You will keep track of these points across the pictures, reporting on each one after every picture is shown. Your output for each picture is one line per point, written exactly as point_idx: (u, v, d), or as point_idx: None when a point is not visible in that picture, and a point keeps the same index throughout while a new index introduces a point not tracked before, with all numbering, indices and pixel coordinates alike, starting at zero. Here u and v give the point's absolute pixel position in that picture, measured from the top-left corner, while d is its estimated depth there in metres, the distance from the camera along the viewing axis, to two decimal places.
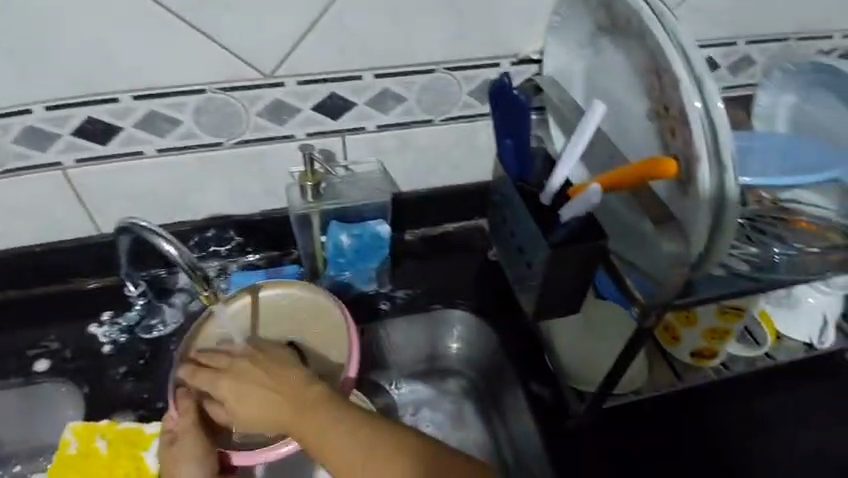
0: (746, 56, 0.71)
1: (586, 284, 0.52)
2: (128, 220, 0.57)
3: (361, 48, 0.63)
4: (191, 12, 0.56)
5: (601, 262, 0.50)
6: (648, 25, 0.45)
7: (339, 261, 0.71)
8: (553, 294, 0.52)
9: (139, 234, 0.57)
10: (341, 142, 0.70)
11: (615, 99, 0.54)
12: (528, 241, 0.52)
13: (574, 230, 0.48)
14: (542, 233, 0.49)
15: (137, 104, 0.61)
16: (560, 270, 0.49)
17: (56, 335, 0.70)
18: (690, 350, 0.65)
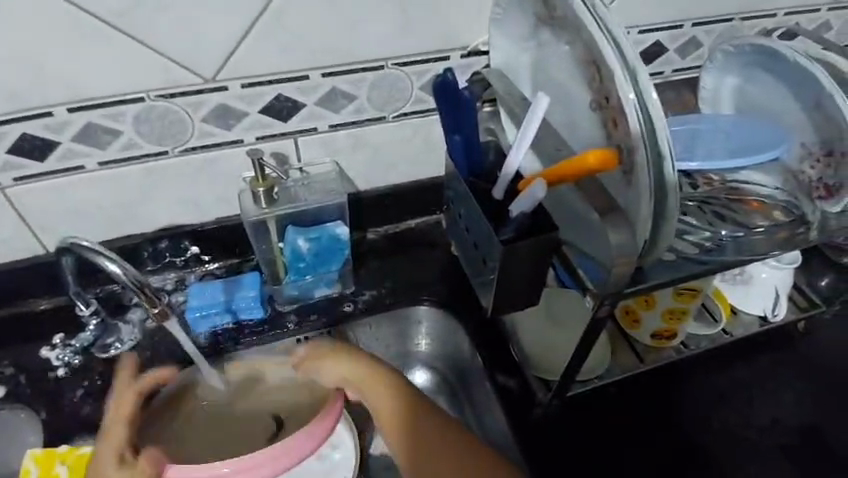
0: (694, 39, 0.72)
1: (541, 278, 0.52)
2: (69, 241, 0.55)
3: (306, 46, 0.61)
4: (123, 18, 0.54)
5: (553, 255, 0.50)
6: (582, 18, 0.45)
7: (300, 266, 0.70)
8: (510, 288, 0.52)
9: (80, 254, 0.55)
10: (293, 144, 0.68)
11: (561, 91, 0.54)
12: (483, 239, 0.51)
13: (523, 226, 0.47)
14: (494, 229, 0.49)
15: (74, 116, 0.58)
16: (514, 265, 0.49)
17: (8, 361, 0.68)
18: (650, 333, 0.67)
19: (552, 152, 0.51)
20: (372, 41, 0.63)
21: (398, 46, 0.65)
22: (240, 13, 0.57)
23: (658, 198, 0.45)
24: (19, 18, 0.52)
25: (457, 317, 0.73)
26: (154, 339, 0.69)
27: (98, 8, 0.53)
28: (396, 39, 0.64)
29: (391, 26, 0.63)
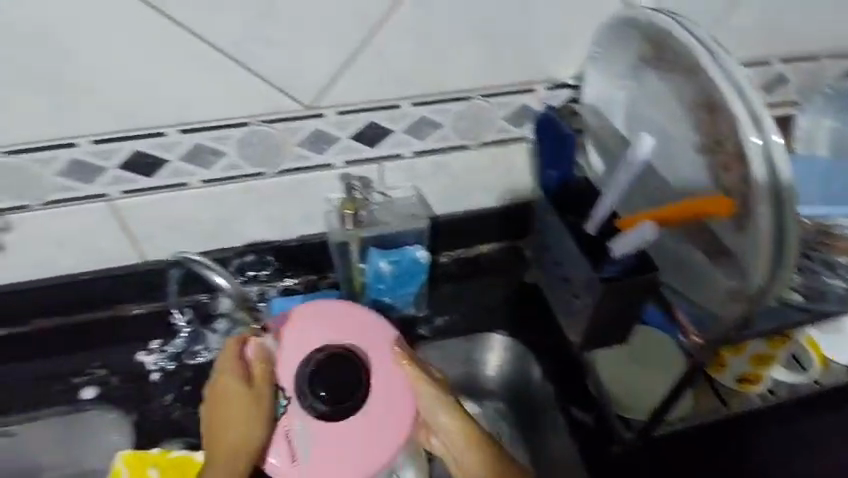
0: (780, 76, 0.72)
1: (634, 316, 0.54)
2: (181, 256, 0.61)
3: (401, 77, 0.63)
4: (237, 48, 0.56)
5: (651, 295, 0.52)
6: (704, 63, 0.49)
7: (380, 287, 0.71)
8: (602, 327, 0.54)
9: (190, 265, 0.61)
10: (378, 169, 0.71)
11: (666, 133, 0.59)
12: (579, 274, 0.52)
13: (629, 265, 0.49)
14: (592, 267, 0.50)
15: (184, 137, 0.61)
16: (611, 304, 0.51)
17: (101, 362, 0.71)
18: (736, 377, 0.66)
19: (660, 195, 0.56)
20: (464, 73, 0.64)
21: (489, 77, 0.65)
22: (343, 46, 0.59)
23: (776, 246, 0.49)
24: (142, 45, 0.54)
25: (527, 344, 0.75)
26: None
27: (215, 38, 0.55)
28: (487, 71, 0.65)
29: (484, 58, 0.64)
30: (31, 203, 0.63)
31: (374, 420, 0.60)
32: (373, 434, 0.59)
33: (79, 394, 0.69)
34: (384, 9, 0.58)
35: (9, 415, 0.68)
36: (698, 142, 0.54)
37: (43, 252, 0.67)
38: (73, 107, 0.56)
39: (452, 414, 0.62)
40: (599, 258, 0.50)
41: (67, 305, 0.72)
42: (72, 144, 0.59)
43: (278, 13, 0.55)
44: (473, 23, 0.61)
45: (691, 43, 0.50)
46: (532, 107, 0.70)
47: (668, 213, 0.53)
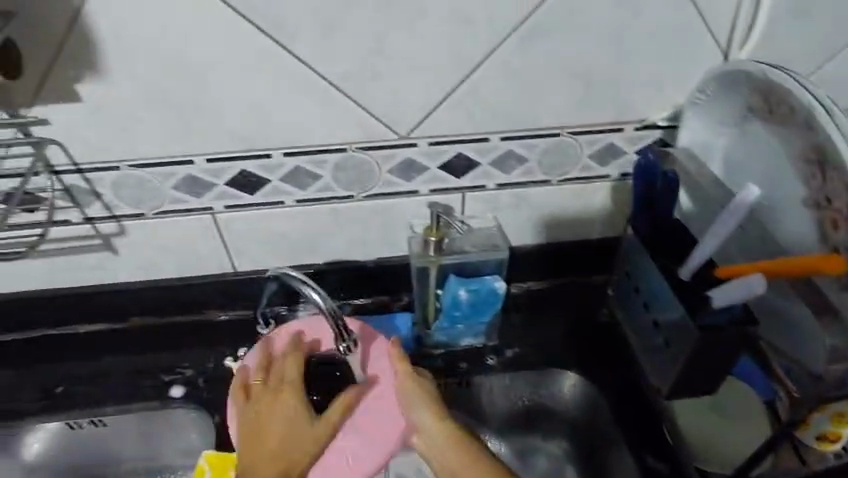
0: None
1: (725, 364, 0.58)
2: (281, 271, 0.66)
3: (494, 113, 0.65)
4: (345, 80, 0.60)
5: (746, 347, 0.56)
6: (824, 123, 0.53)
7: (455, 314, 0.73)
8: (690, 369, 0.58)
9: (288, 283, 0.65)
10: (461, 199, 0.72)
11: (771, 188, 0.62)
12: (675, 320, 0.58)
13: (734, 314, 0.54)
14: (689, 313, 0.55)
15: (286, 160, 0.66)
16: (703, 351, 0.56)
17: (189, 363, 0.76)
18: (815, 434, 0.61)
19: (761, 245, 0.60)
20: (554, 111, 0.66)
21: (578, 117, 0.67)
22: (442, 82, 0.62)
23: None
24: (260, 76, 0.59)
25: (596, 382, 0.74)
26: None
27: (326, 70, 0.59)
28: (578, 110, 0.66)
29: (575, 98, 0.65)
30: (145, 213, 0.68)
31: (369, 413, 0.62)
32: (374, 434, 0.61)
33: (168, 392, 0.74)
34: (486, 48, 0.60)
35: (107, 406, 0.73)
36: (806, 198, 0.58)
37: (150, 257, 0.73)
38: (192, 127, 0.61)
39: (436, 418, 0.59)
40: (696, 306, 0.56)
41: (162, 306, 0.78)
42: (189, 162, 0.64)
43: (386, 50, 0.59)
44: (569, 64, 0.62)
45: (809, 102, 0.54)
46: (619, 146, 0.70)
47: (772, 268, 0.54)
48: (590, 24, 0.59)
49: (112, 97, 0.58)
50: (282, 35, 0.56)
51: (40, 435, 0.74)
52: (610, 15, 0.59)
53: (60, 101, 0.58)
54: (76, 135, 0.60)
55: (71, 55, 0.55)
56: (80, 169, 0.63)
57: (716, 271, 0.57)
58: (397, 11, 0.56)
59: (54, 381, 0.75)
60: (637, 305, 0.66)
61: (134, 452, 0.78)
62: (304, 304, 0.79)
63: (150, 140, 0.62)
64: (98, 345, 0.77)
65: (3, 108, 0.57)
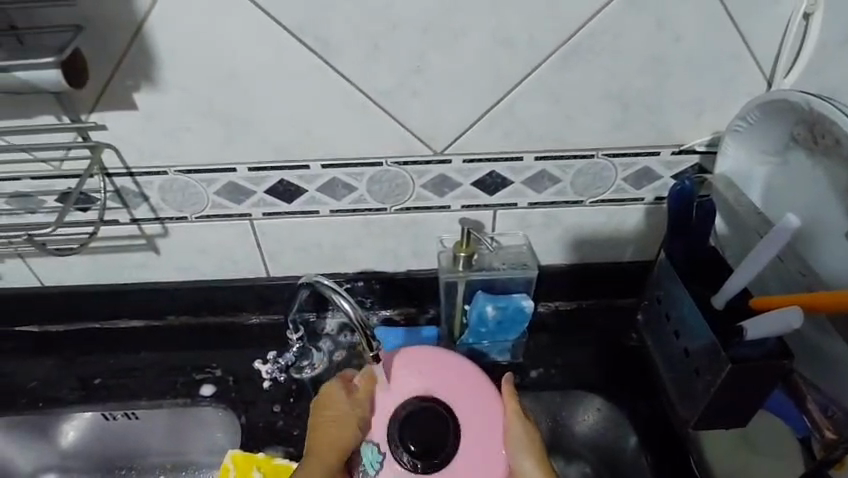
0: None
1: (758, 394, 0.56)
2: (312, 278, 0.65)
3: (529, 133, 0.65)
4: (385, 97, 0.62)
5: (780, 378, 0.54)
6: None
7: (481, 330, 0.74)
8: (721, 399, 0.57)
9: (318, 290, 0.64)
10: (492, 216, 0.73)
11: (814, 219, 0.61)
12: (707, 350, 0.57)
13: (771, 351, 0.53)
14: (720, 344, 0.54)
15: (324, 172, 0.68)
16: (735, 382, 0.55)
17: (219, 363, 0.78)
18: None
19: (797, 276, 0.57)
20: (589, 133, 0.66)
21: (614, 139, 0.67)
22: (479, 101, 0.63)
23: None
24: (303, 89, 0.61)
25: (622, 405, 0.72)
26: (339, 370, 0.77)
27: (368, 87, 0.61)
28: (614, 133, 0.66)
29: (612, 120, 0.65)
30: (188, 216, 0.71)
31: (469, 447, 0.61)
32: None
33: (198, 390, 0.76)
34: (525, 70, 0.61)
35: (140, 400, 0.75)
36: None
37: (188, 258, 0.76)
38: (237, 136, 0.64)
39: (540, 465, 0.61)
40: (729, 336, 0.54)
41: (197, 306, 0.81)
42: (232, 169, 0.67)
43: (427, 69, 0.60)
44: (607, 87, 0.62)
45: None
46: (654, 170, 0.70)
47: (809, 300, 0.52)
48: (630, 49, 0.60)
49: (165, 105, 0.61)
50: (327, 51, 0.59)
51: (77, 424, 0.77)
52: (651, 41, 0.59)
53: (117, 107, 0.61)
54: (129, 140, 0.64)
55: (130, 65, 0.58)
56: (131, 172, 0.67)
57: (751, 301, 0.56)
58: (439, 32, 0.58)
59: (92, 373, 0.78)
60: (667, 332, 0.66)
61: (163, 447, 0.81)
62: (332, 312, 0.81)
63: (198, 148, 0.65)
64: (136, 340, 0.81)
65: (66, 113, 0.61)
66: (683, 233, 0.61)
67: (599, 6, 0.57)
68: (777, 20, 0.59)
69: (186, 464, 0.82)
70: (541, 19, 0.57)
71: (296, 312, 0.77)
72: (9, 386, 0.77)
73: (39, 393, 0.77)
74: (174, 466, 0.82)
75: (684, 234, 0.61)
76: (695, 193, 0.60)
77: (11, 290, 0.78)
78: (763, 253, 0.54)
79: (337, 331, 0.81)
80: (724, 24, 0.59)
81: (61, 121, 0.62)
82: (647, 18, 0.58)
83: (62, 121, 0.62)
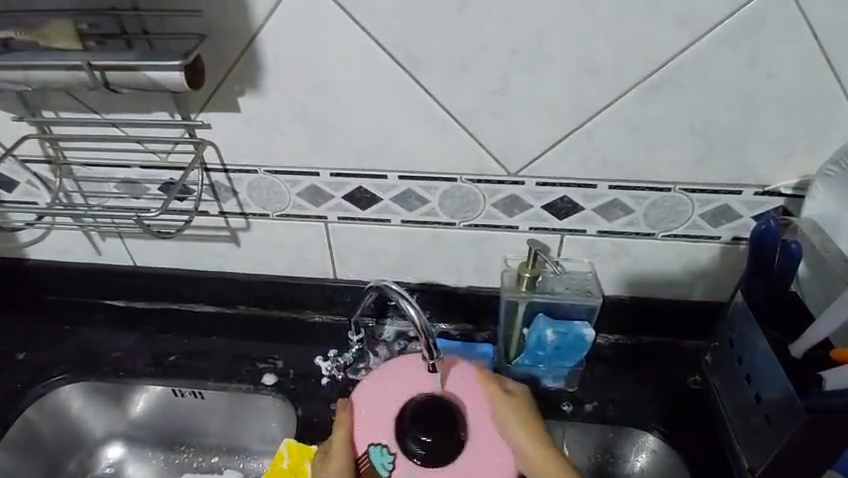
0: None
1: (834, 451, 0.54)
2: (381, 283, 0.68)
3: (606, 162, 0.66)
4: (466, 117, 0.64)
5: None
6: None
7: (538, 353, 0.73)
8: (793, 452, 0.54)
9: (387, 294, 0.67)
10: (559, 240, 0.73)
11: None
12: (778, 398, 0.54)
13: None
14: (796, 393, 0.52)
15: (400, 183, 0.71)
16: (812, 436, 0.52)
17: (281, 356, 0.82)
18: None
19: None
20: (668, 166, 0.65)
21: (693, 175, 0.66)
22: (558, 127, 0.64)
23: None
24: (389, 103, 0.64)
25: (679, 451, 0.69)
26: None
27: (451, 105, 0.64)
28: (693, 168, 0.65)
29: (693, 155, 0.64)
30: (270, 214, 0.76)
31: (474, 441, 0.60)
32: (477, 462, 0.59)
33: (260, 379, 0.80)
34: (608, 99, 0.61)
35: (208, 381, 0.80)
36: None
37: (266, 253, 0.81)
38: (323, 141, 0.68)
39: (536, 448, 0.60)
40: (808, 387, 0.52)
41: (267, 299, 0.86)
42: (315, 174, 0.71)
43: (510, 91, 0.62)
44: (691, 121, 0.62)
45: None
46: (734, 209, 0.68)
47: None
48: (717, 86, 0.59)
49: (262, 109, 0.66)
50: (417, 70, 0.62)
51: (149, 397, 0.83)
52: (742, 79, 0.59)
53: (222, 109, 0.67)
54: (228, 139, 0.70)
55: (238, 73, 0.64)
56: (226, 169, 0.73)
57: (831, 352, 0.55)
58: (527, 58, 0.60)
59: (167, 351, 0.84)
60: (738, 377, 0.63)
61: (221, 429, 0.85)
62: (391, 319, 0.84)
63: (287, 150, 0.70)
64: (209, 325, 0.87)
65: (178, 110, 0.68)
66: (760, 276, 0.59)
67: (691, 41, 0.57)
68: None
69: (239, 449, 0.86)
70: (629, 51, 0.58)
71: (359, 314, 0.80)
72: (96, 353, 0.84)
73: (121, 363, 0.83)
74: (228, 449, 0.86)
75: (760, 277, 0.59)
76: (781, 235, 0.57)
77: (108, 266, 0.86)
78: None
79: (395, 338, 0.83)
80: (822, 67, 0.57)
81: (173, 117, 0.69)
82: (740, 56, 0.57)
83: (174, 117, 0.68)
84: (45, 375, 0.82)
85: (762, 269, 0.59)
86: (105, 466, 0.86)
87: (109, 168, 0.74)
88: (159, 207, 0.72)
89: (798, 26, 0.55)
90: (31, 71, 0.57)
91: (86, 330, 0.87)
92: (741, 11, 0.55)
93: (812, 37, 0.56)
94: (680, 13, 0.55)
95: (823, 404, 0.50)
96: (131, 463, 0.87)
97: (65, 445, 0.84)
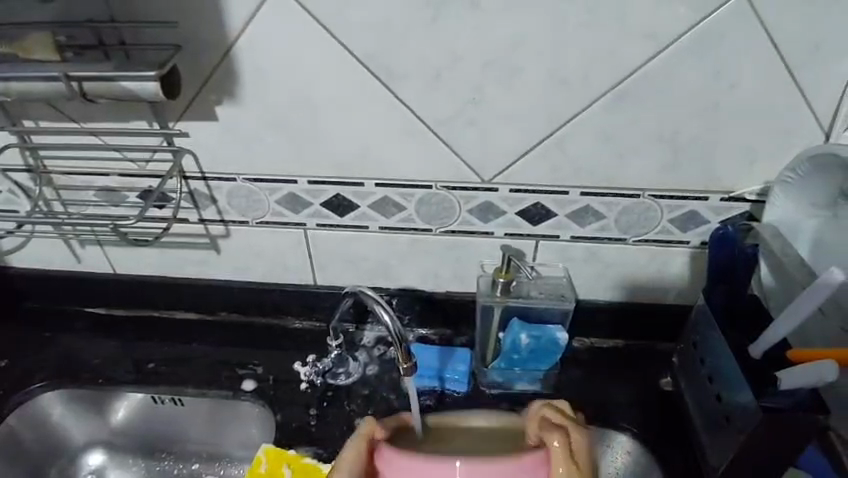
0: None
1: (796, 449, 0.55)
2: (358, 288, 0.69)
3: (577, 169, 0.68)
4: (441, 126, 0.66)
5: (816, 434, 0.54)
6: None
7: (513, 356, 0.74)
8: (756, 450, 0.56)
9: (363, 301, 0.68)
10: (534, 245, 0.75)
11: None
12: (738, 399, 0.56)
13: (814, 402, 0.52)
14: (754, 394, 0.54)
15: (377, 190, 0.72)
16: (773, 434, 0.54)
17: (261, 362, 0.83)
18: None
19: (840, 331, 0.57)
20: (637, 173, 0.67)
21: (661, 181, 0.68)
22: (529, 136, 0.66)
23: None
24: (365, 112, 0.66)
25: (652, 452, 0.70)
26: (373, 382, 0.80)
27: (425, 114, 0.65)
28: (660, 175, 0.67)
29: (661, 162, 0.66)
30: (249, 221, 0.77)
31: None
32: None
33: (241, 384, 0.81)
34: (577, 108, 0.63)
35: (188, 387, 0.81)
36: None
37: (246, 260, 0.82)
38: (300, 150, 0.70)
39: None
40: (761, 386, 0.54)
41: (247, 306, 0.86)
42: (293, 181, 0.72)
43: (483, 101, 0.64)
44: (658, 129, 0.64)
45: None
46: (702, 214, 0.70)
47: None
48: (682, 96, 0.61)
49: (240, 118, 0.68)
50: (392, 81, 0.63)
51: (129, 404, 0.84)
52: (705, 89, 0.61)
53: (200, 118, 0.68)
54: (206, 148, 0.71)
55: (216, 84, 0.65)
56: (205, 177, 0.73)
57: (787, 352, 0.56)
58: (497, 69, 0.61)
59: (147, 358, 0.84)
60: (702, 380, 0.65)
61: (202, 436, 0.85)
62: (371, 325, 0.85)
63: (266, 159, 0.71)
64: (191, 332, 0.87)
65: (156, 120, 0.69)
66: (723, 279, 0.62)
67: (655, 52, 0.59)
68: (838, 75, 0.59)
69: (220, 455, 0.86)
70: (596, 63, 0.60)
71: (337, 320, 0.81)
72: (76, 361, 0.84)
73: (100, 371, 0.83)
74: (209, 456, 0.86)
75: (723, 279, 0.62)
76: (739, 241, 0.61)
77: (89, 273, 0.87)
78: (803, 307, 0.52)
79: (374, 343, 0.84)
80: (780, 77, 0.60)
81: (151, 126, 0.69)
82: (702, 68, 0.60)
83: (153, 126, 0.69)
84: (24, 382, 0.82)
85: (724, 272, 0.62)
86: (85, 474, 0.86)
87: (88, 176, 0.75)
88: (137, 214, 0.73)
89: (755, 39, 0.58)
90: (8, 81, 0.58)
91: (66, 338, 0.87)
92: (701, 24, 0.57)
93: (771, 49, 0.58)
94: (644, 25, 0.57)
95: (773, 403, 0.53)
96: (112, 470, 0.87)
97: (44, 452, 0.84)
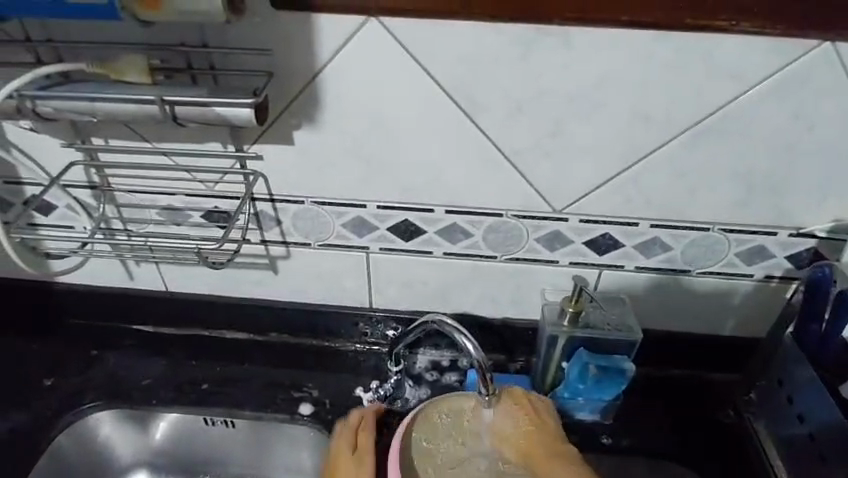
0: None
1: None
2: (433, 318, 0.69)
3: (649, 202, 0.68)
4: (518, 156, 0.66)
5: None
6: None
7: (578, 386, 0.74)
8: None
9: (437, 326, 0.69)
10: (597, 275, 0.75)
11: None
12: (828, 438, 0.61)
13: None
14: None
15: (446, 216, 0.72)
16: None
17: (315, 384, 0.82)
18: None
19: None
20: (709, 207, 0.68)
21: (732, 216, 0.68)
22: (606, 169, 0.66)
23: None
24: (443, 141, 0.66)
25: None
26: None
27: (504, 145, 0.66)
28: (732, 210, 0.68)
29: (733, 198, 0.67)
30: (311, 243, 0.77)
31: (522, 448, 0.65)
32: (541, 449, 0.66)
33: (297, 408, 0.80)
34: (656, 144, 0.64)
35: (243, 410, 0.80)
36: None
37: (303, 282, 0.82)
38: (374, 176, 0.70)
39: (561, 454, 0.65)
40: None
41: (300, 327, 0.86)
42: (362, 205, 0.72)
43: (563, 133, 0.64)
44: (734, 167, 0.65)
45: None
46: (768, 249, 0.70)
47: None
48: (761, 134, 0.62)
49: (318, 143, 0.68)
50: (474, 110, 0.63)
51: (179, 425, 0.82)
52: (786, 129, 0.62)
53: (276, 142, 0.68)
54: (278, 171, 0.71)
55: (296, 108, 0.65)
56: (273, 199, 0.73)
57: None
58: (581, 103, 0.62)
59: (199, 379, 0.83)
60: (788, 414, 0.68)
61: (251, 458, 0.84)
62: (424, 349, 0.85)
63: (337, 184, 0.71)
64: (241, 352, 0.86)
65: (232, 142, 0.69)
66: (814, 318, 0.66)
67: (739, 91, 0.60)
68: None
69: None
70: (681, 99, 0.61)
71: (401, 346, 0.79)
72: (125, 380, 0.83)
73: (152, 391, 0.82)
74: None
75: (816, 319, 0.66)
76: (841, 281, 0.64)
77: (140, 291, 0.86)
78: None
79: (428, 368, 0.84)
80: None
81: (225, 148, 0.69)
82: (785, 107, 0.60)
83: (227, 148, 0.69)
84: (76, 401, 0.81)
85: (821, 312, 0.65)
86: None
87: (153, 195, 0.74)
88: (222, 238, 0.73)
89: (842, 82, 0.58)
90: (96, 103, 0.58)
91: (114, 356, 0.86)
92: (789, 66, 0.58)
93: None
94: (733, 66, 0.58)
95: None
96: None
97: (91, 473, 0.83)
